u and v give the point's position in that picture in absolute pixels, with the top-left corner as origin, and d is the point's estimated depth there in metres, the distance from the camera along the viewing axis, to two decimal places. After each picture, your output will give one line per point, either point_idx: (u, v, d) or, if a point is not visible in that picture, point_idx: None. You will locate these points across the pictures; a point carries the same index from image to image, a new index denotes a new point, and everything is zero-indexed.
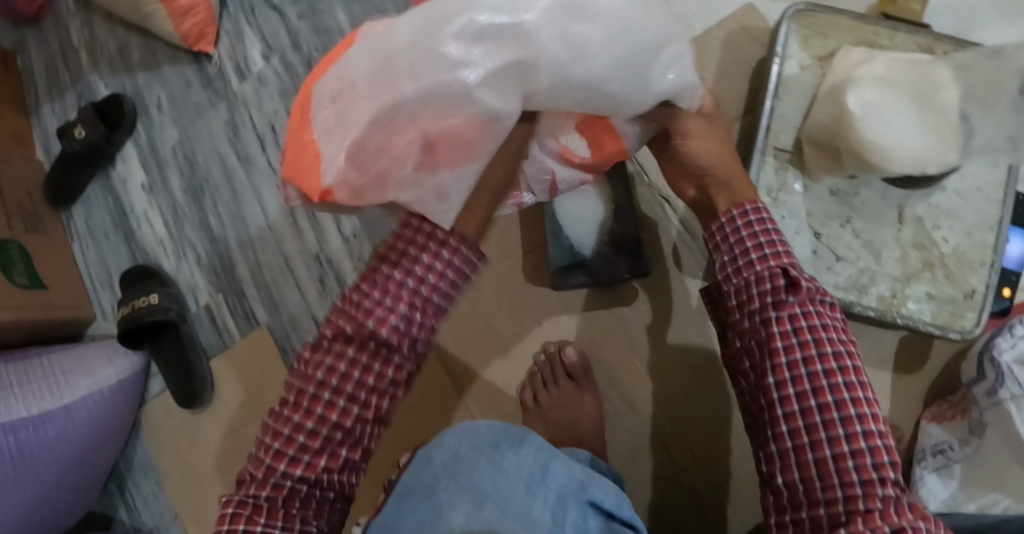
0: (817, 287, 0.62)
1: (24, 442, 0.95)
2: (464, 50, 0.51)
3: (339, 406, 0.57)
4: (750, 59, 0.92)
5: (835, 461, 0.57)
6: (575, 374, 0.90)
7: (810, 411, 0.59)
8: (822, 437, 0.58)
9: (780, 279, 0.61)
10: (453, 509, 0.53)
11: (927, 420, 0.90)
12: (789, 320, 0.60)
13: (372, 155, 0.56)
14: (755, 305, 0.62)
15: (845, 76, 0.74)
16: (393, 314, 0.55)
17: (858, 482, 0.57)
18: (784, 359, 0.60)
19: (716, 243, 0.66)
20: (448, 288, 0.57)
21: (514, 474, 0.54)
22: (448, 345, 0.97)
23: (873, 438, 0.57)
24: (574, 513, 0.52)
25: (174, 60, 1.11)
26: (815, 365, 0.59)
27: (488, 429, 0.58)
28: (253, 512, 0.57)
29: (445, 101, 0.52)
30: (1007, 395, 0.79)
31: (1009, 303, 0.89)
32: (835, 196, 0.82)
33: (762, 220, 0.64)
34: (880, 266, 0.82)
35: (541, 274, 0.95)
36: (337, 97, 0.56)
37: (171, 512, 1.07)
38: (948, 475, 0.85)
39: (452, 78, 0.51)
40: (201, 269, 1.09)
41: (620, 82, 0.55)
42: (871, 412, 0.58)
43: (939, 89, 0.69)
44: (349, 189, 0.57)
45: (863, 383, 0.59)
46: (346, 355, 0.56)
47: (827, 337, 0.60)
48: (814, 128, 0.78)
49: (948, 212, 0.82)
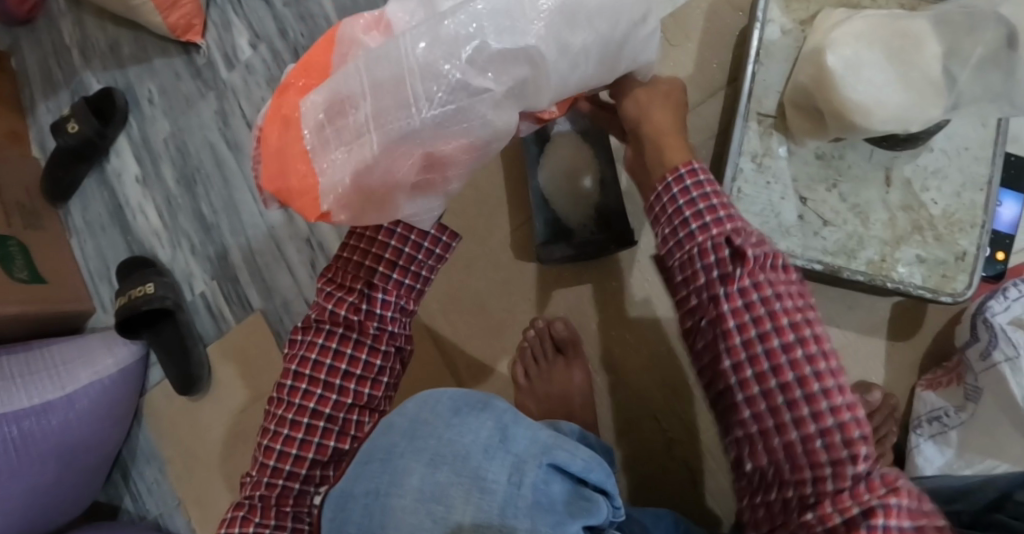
0: (766, 252, 0.60)
1: (27, 431, 0.96)
2: (474, 76, 0.47)
3: (315, 394, 0.66)
4: (734, 28, 0.93)
5: (802, 443, 0.57)
6: (565, 347, 0.91)
7: (772, 392, 0.58)
8: (787, 419, 0.58)
9: (724, 250, 0.60)
10: (407, 473, 0.53)
11: (922, 387, 0.89)
12: (739, 296, 0.59)
13: (378, 180, 0.48)
14: (702, 280, 0.61)
15: (823, 36, 0.75)
16: (350, 295, 0.66)
17: (829, 464, 0.56)
18: (738, 338, 0.59)
19: (657, 211, 0.64)
20: (414, 267, 0.67)
21: (471, 439, 0.54)
22: (442, 328, 0.98)
23: (841, 413, 0.56)
24: (533, 474, 0.51)
25: (164, 52, 1.12)
26: (771, 340, 0.58)
27: (450, 396, 0.58)
28: (249, 513, 0.66)
29: (456, 125, 0.48)
30: (1001, 357, 0.78)
31: (1002, 267, 0.88)
32: (819, 159, 0.82)
33: (701, 187, 0.62)
34: (868, 230, 0.81)
35: (527, 250, 0.97)
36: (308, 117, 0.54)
37: (175, 499, 1.08)
38: (944, 442, 0.84)
39: (468, 104, 0.48)
40: (196, 258, 1.10)
41: (601, 75, 0.55)
42: (837, 384, 0.57)
43: (918, 43, 0.70)
44: (351, 211, 0.49)
45: (827, 352, 0.58)
46: (315, 345, 0.66)
47: (782, 308, 0.58)
48: (795, 90, 0.78)
49: (937, 172, 0.81)
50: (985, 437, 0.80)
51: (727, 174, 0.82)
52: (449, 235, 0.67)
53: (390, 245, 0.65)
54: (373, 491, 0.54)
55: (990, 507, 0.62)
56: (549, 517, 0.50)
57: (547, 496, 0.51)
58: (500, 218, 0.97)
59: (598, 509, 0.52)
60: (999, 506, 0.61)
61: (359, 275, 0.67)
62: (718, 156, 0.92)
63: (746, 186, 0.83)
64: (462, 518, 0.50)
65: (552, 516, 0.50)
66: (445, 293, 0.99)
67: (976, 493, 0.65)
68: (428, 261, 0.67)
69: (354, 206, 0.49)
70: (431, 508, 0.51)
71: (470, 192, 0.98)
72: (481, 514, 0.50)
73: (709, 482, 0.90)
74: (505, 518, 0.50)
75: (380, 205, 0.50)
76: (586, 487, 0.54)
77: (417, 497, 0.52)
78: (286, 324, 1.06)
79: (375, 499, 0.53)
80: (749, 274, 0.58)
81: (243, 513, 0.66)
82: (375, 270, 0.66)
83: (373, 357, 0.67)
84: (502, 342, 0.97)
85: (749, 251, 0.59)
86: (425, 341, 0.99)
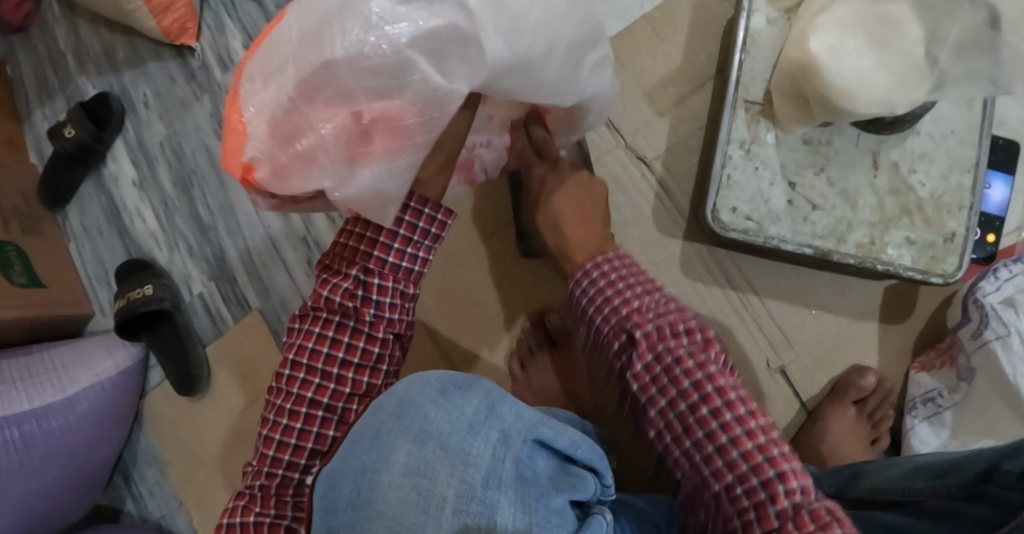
0: (660, 323, 0.68)
1: (27, 434, 0.96)
2: (389, 8, 0.52)
3: (314, 384, 0.67)
4: (721, 19, 0.94)
5: (734, 487, 0.62)
6: (558, 338, 0.93)
7: (692, 452, 0.65)
8: (720, 466, 0.63)
9: (624, 334, 0.69)
10: (395, 449, 0.54)
11: (916, 369, 0.90)
12: (645, 371, 0.68)
13: (294, 131, 0.57)
14: (622, 362, 0.71)
15: (807, 22, 0.76)
16: (345, 280, 0.68)
17: (751, 508, 0.61)
18: (660, 406, 0.67)
19: (576, 303, 0.75)
20: (411, 252, 0.68)
21: (458, 416, 0.56)
22: (436, 320, 0.99)
23: (757, 436, 0.63)
24: (517, 449, 0.54)
25: (158, 57, 1.13)
26: (681, 404, 0.66)
27: (438, 378, 0.60)
28: (249, 503, 0.66)
29: (370, 65, 0.53)
30: (992, 335, 0.79)
31: (993, 249, 0.89)
32: (807, 145, 0.83)
33: (604, 276, 0.73)
34: (857, 214, 0.82)
35: (509, 247, 0.98)
36: (268, 67, 0.57)
37: (176, 500, 1.09)
38: (938, 424, 0.85)
39: (379, 39, 0.52)
40: (194, 259, 1.11)
41: (554, 68, 0.61)
42: (745, 431, 0.63)
43: (900, 27, 0.71)
44: (270, 166, 0.58)
45: (742, 398, 0.65)
46: (312, 333, 0.68)
47: (685, 365, 0.65)
48: (781, 77, 0.79)
49: (924, 155, 0.82)
50: (979, 417, 0.81)
51: (715, 164, 0.84)
52: (446, 212, 0.67)
53: (385, 229, 0.66)
54: (361, 468, 0.55)
55: (980, 478, 0.62)
56: (533, 489, 0.52)
57: (531, 470, 0.54)
58: (495, 212, 0.99)
59: (583, 483, 0.55)
60: (989, 476, 0.61)
61: (355, 260, 0.67)
62: (708, 146, 0.94)
63: (735, 174, 0.84)
64: (445, 490, 0.51)
65: (537, 488, 0.52)
66: (439, 287, 1.00)
67: (967, 468, 0.65)
68: (426, 242, 0.68)
69: (275, 160, 0.57)
70: (417, 482, 0.52)
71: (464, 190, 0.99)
72: (465, 486, 0.51)
73: None
74: (488, 490, 0.51)
75: (303, 162, 0.57)
76: (574, 464, 0.57)
77: (403, 471, 0.53)
78: (283, 323, 1.07)
79: (363, 475, 0.54)
80: (644, 350, 0.67)
81: (244, 503, 0.67)
82: (370, 255, 0.67)
83: (371, 345, 0.68)
84: (500, 334, 0.98)
85: (639, 332, 0.68)
86: (423, 338, 0.99)
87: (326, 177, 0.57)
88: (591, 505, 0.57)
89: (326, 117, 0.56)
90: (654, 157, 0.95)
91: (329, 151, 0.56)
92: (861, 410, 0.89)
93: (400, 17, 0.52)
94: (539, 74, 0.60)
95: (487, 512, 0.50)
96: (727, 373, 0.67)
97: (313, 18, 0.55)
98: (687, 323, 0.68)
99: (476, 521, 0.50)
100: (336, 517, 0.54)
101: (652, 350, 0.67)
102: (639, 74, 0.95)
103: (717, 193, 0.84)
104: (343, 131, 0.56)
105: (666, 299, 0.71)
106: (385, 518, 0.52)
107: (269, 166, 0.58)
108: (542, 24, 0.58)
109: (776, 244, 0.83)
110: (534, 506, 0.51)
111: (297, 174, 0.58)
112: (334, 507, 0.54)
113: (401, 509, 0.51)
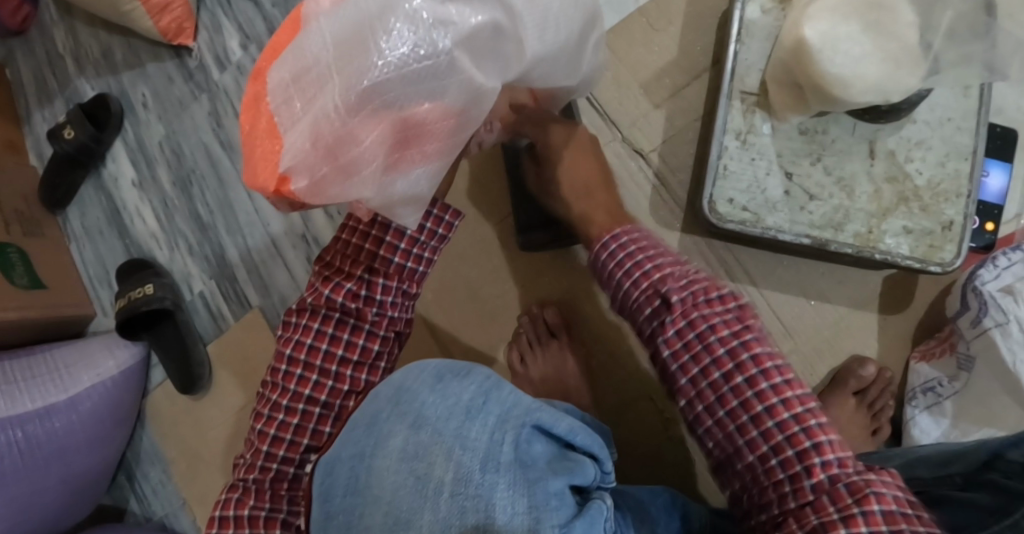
0: (693, 290, 0.66)
1: (31, 434, 0.97)
2: (436, 10, 0.51)
3: (312, 381, 0.69)
4: (715, 10, 0.94)
5: (772, 454, 0.62)
6: (558, 332, 0.94)
7: (724, 422, 0.65)
8: (754, 435, 0.63)
9: (656, 299, 0.67)
10: (390, 436, 0.55)
11: (916, 359, 0.89)
12: (677, 337, 0.66)
13: (338, 144, 0.53)
14: (650, 328, 0.69)
15: (801, 10, 0.76)
16: (348, 281, 0.69)
17: (786, 480, 0.62)
18: (694, 372, 0.66)
19: (599, 269, 0.72)
20: (420, 256, 0.70)
21: (454, 401, 0.56)
22: (438, 301, 1.00)
23: (794, 406, 0.62)
24: (513, 433, 0.54)
25: (156, 57, 1.13)
26: (715, 373, 0.64)
27: (435, 365, 0.60)
28: (243, 496, 0.68)
29: (417, 68, 0.51)
30: (991, 323, 0.79)
31: (992, 238, 0.89)
32: (803, 134, 0.83)
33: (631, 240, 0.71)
34: (854, 202, 0.82)
35: (509, 242, 0.98)
36: (299, 75, 0.53)
37: (179, 499, 1.09)
38: (939, 413, 0.85)
39: (428, 40, 0.51)
40: (194, 258, 1.11)
41: (558, 68, 0.64)
42: (781, 400, 0.62)
43: (893, 13, 0.71)
44: (310, 178, 0.53)
45: (780, 366, 0.64)
46: (311, 329, 0.69)
47: (722, 332, 0.64)
48: (776, 66, 0.79)
49: (921, 143, 0.82)
50: (981, 406, 0.81)
51: (711, 154, 0.84)
52: (452, 214, 0.70)
53: (392, 229, 0.68)
54: (358, 454, 0.56)
55: (983, 468, 0.62)
56: (531, 472, 0.52)
57: (529, 454, 0.53)
58: (493, 203, 0.99)
59: (582, 469, 0.55)
60: (991, 465, 0.61)
61: (360, 260, 0.69)
62: (705, 137, 0.94)
63: (731, 164, 0.84)
64: (442, 474, 0.52)
65: (533, 472, 0.52)
66: (439, 281, 1.00)
67: (970, 455, 0.65)
68: (431, 242, 0.70)
69: (315, 172, 0.53)
70: (413, 467, 0.53)
71: (464, 178, 0.99)
72: (461, 468, 0.52)
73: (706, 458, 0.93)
74: (485, 473, 0.51)
75: (343, 174, 0.54)
76: (574, 451, 0.57)
77: (399, 457, 0.54)
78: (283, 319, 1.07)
79: (360, 462, 0.55)
80: (678, 316, 0.66)
81: (238, 495, 0.68)
82: (375, 254, 0.69)
83: (371, 342, 0.70)
84: (500, 325, 0.98)
85: (674, 297, 0.66)
86: (420, 328, 1.00)
87: (366, 188, 0.55)
88: (590, 491, 0.56)
89: (368, 126, 0.52)
90: (651, 149, 0.95)
91: (370, 162, 0.54)
92: (861, 401, 0.89)
93: (448, 19, 0.51)
94: (547, 74, 0.63)
95: (484, 493, 0.50)
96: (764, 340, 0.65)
97: (348, 24, 0.52)
98: (721, 289, 0.67)
99: (473, 503, 0.50)
100: (334, 505, 0.55)
101: (684, 318, 0.66)
102: (633, 67, 0.96)
103: (714, 184, 0.85)
104: (384, 139, 0.53)
105: (695, 267, 0.70)
106: (381, 502, 0.52)
107: (307, 179, 0.53)
108: (563, 17, 0.59)
109: (773, 234, 0.83)
110: (531, 489, 0.51)
111: (335, 185, 0.54)
112: (331, 495, 0.55)
113: (397, 494, 0.52)
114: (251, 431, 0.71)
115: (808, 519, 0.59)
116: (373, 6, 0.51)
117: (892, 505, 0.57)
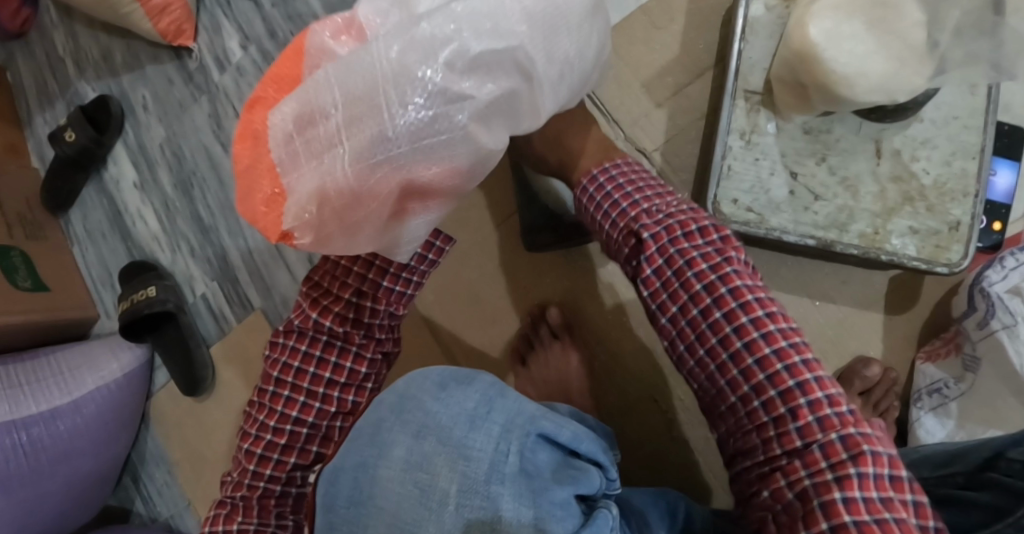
0: (670, 225, 0.66)
1: (36, 437, 0.97)
2: (456, 81, 0.53)
3: (299, 402, 0.69)
4: (719, 7, 0.93)
5: (757, 395, 0.62)
6: (560, 333, 0.93)
7: (706, 361, 0.65)
8: (736, 374, 0.63)
9: (632, 236, 0.68)
10: (393, 444, 0.54)
11: (922, 360, 0.89)
12: (655, 275, 0.66)
13: (350, 207, 0.54)
14: (632, 268, 0.69)
15: (805, 7, 0.74)
16: (337, 304, 0.69)
17: (771, 423, 0.62)
18: (674, 309, 0.66)
19: (584, 212, 0.74)
20: (410, 279, 0.70)
21: (458, 410, 0.55)
22: (433, 304, 1.00)
23: (777, 340, 0.62)
24: (519, 443, 0.53)
25: (156, 59, 1.13)
26: (693, 310, 0.65)
27: (438, 373, 0.59)
28: (231, 512, 0.69)
29: (434, 136, 0.53)
30: (998, 325, 0.78)
31: (999, 237, 0.88)
32: (808, 134, 0.82)
33: (611, 180, 0.71)
34: (859, 202, 0.81)
35: (513, 243, 0.98)
36: (304, 126, 0.52)
37: (184, 500, 1.09)
38: (945, 414, 0.84)
39: (445, 112, 0.53)
40: (196, 260, 1.11)
41: (568, 93, 0.64)
42: (762, 335, 0.62)
43: (898, 11, 0.70)
44: (314, 235, 0.56)
45: (763, 298, 0.64)
46: (298, 351, 0.70)
47: (702, 265, 0.64)
48: (780, 66, 0.78)
49: (927, 142, 0.81)
50: (987, 408, 0.80)
51: (715, 154, 0.83)
52: (443, 239, 0.70)
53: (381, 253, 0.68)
54: (362, 465, 0.55)
55: (983, 467, 0.62)
56: (537, 483, 0.52)
57: (534, 464, 0.53)
58: (493, 207, 0.98)
59: (587, 478, 0.55)
60: (993, 464, 0.61)
61: (348, 283, 0.69)
62: (708, 136, 0.93)
63: (735, 164, 0.83)
64: (447, 485, 0.51)
65: (538, 483, 0.52)
66: (438, 285, 1.00)
67: (970, 455, 0.65)
68: (421, 266, 0.70)
69: (320, 230, 0.55)
70: (416, 477, 0.52)
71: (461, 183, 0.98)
72: (466, 480, 0.51)
73: (709, 460, 0.92)
74: (490, 484, 0.51)
75: (350, 232, 0.56)
76: (579, 458, 0.57)
77: (403, 466, 0.53)
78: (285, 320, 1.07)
79: (363, 472, 0.54)
80: (656, 251, 0.66)
81: (226, 512, 0.69)
82: (364, 277, 0.69)
83: (359, 364, 0.71)
84: (496, 328, 0.98)
85: (650, 232, 0.66)
86: (422, 330, 1.00)
87: (371, 242, 0.58)
88: (596, 499, 0.56)
89: (378, 189, 0.54)
90: (653, 149, 0.94)
91: (374, 216, 0.56)
92: (867, 401, 0.88)
93: (464, 95, 0.53)
94: (557, 104, 0.63)
95: (489, 505, 0.50)
96: (746, 272, 0.65)
97: (362, 83, 0.51)
98: (701, 223, 0.66)
99: (478, 515, 0.50)
100: (337, 514, 0.54)
101: (663, 255, 0.66)
102: (636, 66, 0.95)
103: (718, 184, 0.83)
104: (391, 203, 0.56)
105: (677, 200, 0.70)
106: (385, 514, 0.52)
107: (311, 235, 0.56)
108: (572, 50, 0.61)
109: (777, 236, 0.83)
110: (537, 500, 0.51)
111: (341, 241, 0.57)
112: (333, 504, 0.55)
113: (401, 505, 0.52)
114: (238, 449, 0.72)
115: (796, 471, 0.60)
116: (391, 70, 0.51)
117: (885, 468, 0.58)
